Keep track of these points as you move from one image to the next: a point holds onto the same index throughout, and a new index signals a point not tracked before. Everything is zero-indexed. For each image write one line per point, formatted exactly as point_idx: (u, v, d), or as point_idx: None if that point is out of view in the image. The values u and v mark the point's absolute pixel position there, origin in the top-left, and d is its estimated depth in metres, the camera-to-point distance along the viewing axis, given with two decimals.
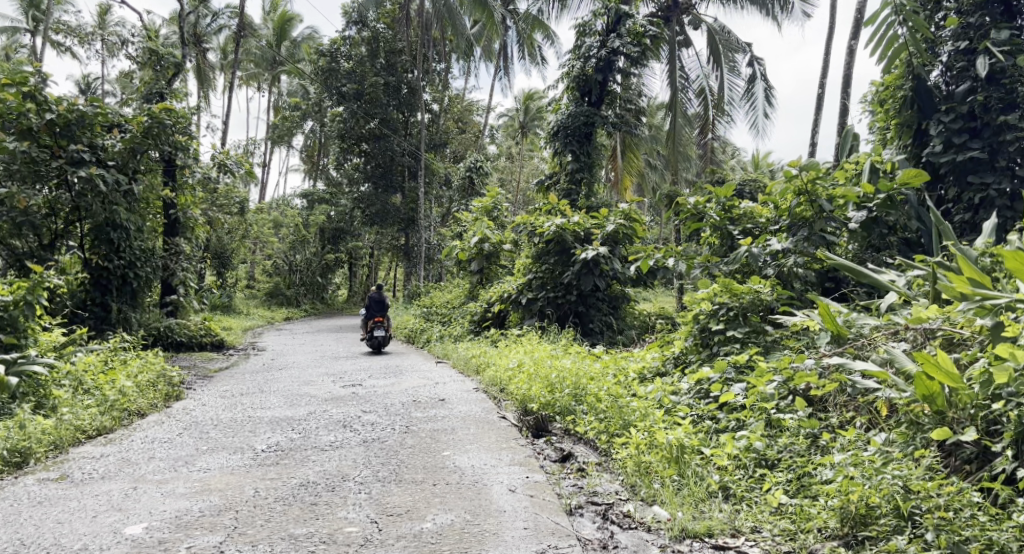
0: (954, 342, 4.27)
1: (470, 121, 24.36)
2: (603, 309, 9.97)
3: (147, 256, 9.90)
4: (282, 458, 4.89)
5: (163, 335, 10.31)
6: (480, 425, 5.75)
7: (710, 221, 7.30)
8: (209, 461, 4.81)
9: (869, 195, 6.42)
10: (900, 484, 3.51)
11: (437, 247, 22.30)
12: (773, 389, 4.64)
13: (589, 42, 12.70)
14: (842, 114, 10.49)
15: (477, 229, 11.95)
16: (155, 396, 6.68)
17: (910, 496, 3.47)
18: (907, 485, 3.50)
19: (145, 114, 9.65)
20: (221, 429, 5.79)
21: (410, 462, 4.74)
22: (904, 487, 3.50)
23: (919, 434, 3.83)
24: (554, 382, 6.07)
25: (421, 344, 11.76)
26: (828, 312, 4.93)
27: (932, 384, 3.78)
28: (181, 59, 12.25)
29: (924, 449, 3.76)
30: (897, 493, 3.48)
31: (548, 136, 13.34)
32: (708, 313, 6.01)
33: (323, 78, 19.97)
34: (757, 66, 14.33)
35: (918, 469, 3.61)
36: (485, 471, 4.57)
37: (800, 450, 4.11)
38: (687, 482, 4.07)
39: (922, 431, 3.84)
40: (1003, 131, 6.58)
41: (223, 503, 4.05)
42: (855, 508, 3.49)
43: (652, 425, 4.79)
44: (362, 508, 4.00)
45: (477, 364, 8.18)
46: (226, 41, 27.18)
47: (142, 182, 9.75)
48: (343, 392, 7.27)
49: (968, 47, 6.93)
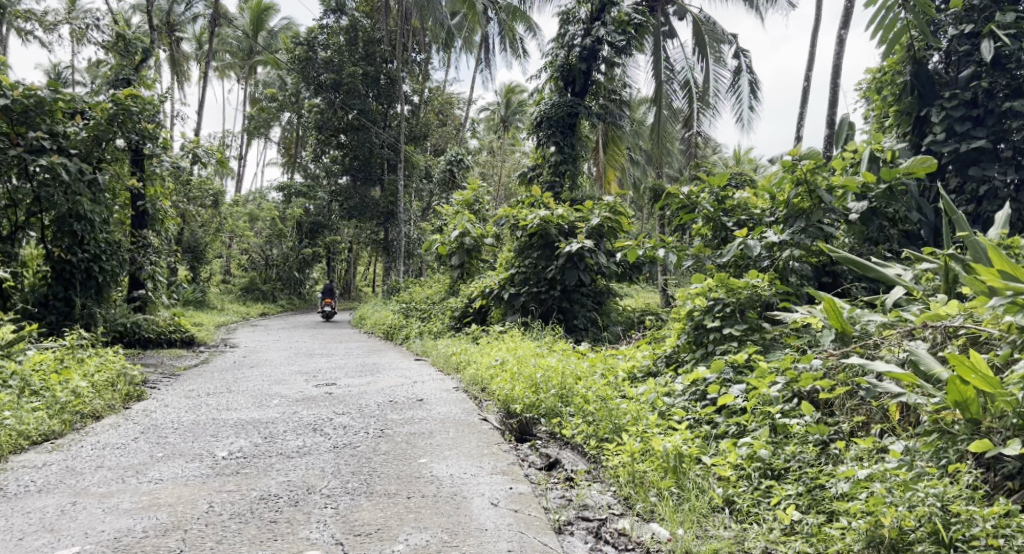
0: (977, 340, 3.95)
1: (451, 114, 23.89)
2: (587, 305, 9.57)
3: (113, 249, 9.45)
4: (243, 466, 4.47)
5: (130, 332, 9.71)
6: (460, 428, 5.38)
7: (703, 212, 6.93)
8: (161, 470, 4.38)
9: (869, 185, 6.11)
10: (937, 504, 3.19)
11: (416, 242, 21.92)
12: (776, 391, 4.31)
13: (573, 30, 12.35)
14: (831, 105, 10.22)
15: (456, 222, 11.44)
16: (113, 397, 6.21)
17: (948, 518, 3.16)
18: (945, 506, 3.18)
19: (110, 101, 9.15)
20: (180, 433, 5.36)
21: (383, 471, 4.35)
22: (941, 509, 3.18)
23: (952, 447, 3.50)
24: (539, 382, 5.71)
25: (400, 340, 11.38)
26: (835, 307, 4.62)
27: (967, 389, 3.46)
28: (149, 45, 11.76)
29: (957, 463, 3.45)
30: (934, 516, 3.16)
31: (531, 126, 12.97)
32: (703, 310, 5.60)
33: (300, 68, 19.38)
34: (742, 58, 14.00)
35: (953, 487, 3.28)
36: (465, 481, 4.19)
37: (810, 459, 3.79)
38: (687, 495, 3.73)
39: (955, 443, 3.51)
40: (1007, 119, 6.33)
41: (172, 521, 3.64)
42: (884, 531, 3.17)
43: (645, 429, 4.45)
44: (326, 527, 3.61)
45: (457, 362, 7.80)
46: (200, 29, 26.48)
47: (107, 172, 9.27)
48: (317, 392, 6.85)
49: (971, 31, 6.64)
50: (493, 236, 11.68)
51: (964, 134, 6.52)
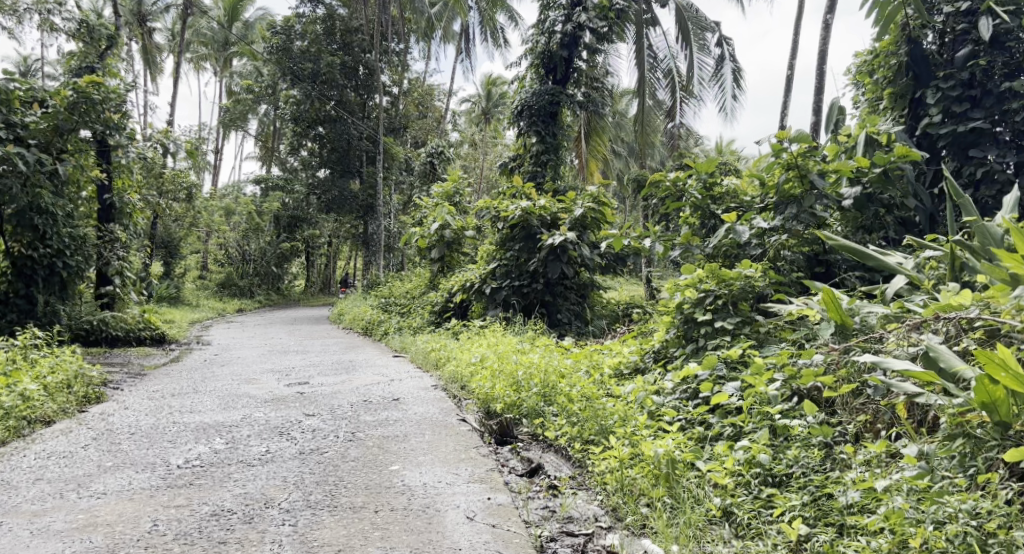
0: (995, 333, 3.70)
1: (431, 105, 23.53)
2: (570, 299, 9.30)
3: (78, 245, 9.00)
4: (197, 476, 4.09)
5: (96, 330, 9.22)
6: (437, 430, 5.04)
7: (692, 200, 6.60)
8: (107, 482, 4.00)
9: (864, 169, 5.78)
10: (966, 525, 2.94)
11: (396, 236, 21.53)
12: (774, 389, 4.00)
13: (553, 16, 12.01)
14: (817, 91, 9.96)
15: (436, 214, 11.02)
16: (67, 401, 5.82)
17: (984, 538, 2.92)
18: (979, 525, 2.94)
19: (70, 89, 8.75)
20: (135, 439, 4.98)
21: (351, 481, 4.00)
22: (976, 528, 2.94)
23: (981, 455, 3.23)
24: (521, 380, 5.37)
25: (378, 336, 11.03)
26: (833, 299, 4.30)
27: (996, 389, 3.20)
28: (113, 32, 11.28)
29: (988, 473, 3.18)
30: (968, 536, 2.93)
31: (513, 115, 12.61)
32: (693, 302, 5.27)
33: (276, 58, 18.83)
34: (725, 46, 13.66)
35: (988, 502, 3.02)
36: (439, 491, 3.85)
37: (815, 465, 3.51)
38: (680, 507, 3.44)
39: (985, 450, 3.24)
40: (1006, 99, 6.06)
41: (108, 545, 3.29)
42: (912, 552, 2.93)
43: (634, 431, 4.14)
44: (282, 549, 3.27)
45: (436, 359, 7.45)
46: (173, 20, 25.84)
47: (69, 163, 8.81)
48: (287, 392, 6.46)
49: (968, 8, 6.38)
50: (474, 228, 11.30)
51: (961, 116, 6.25)
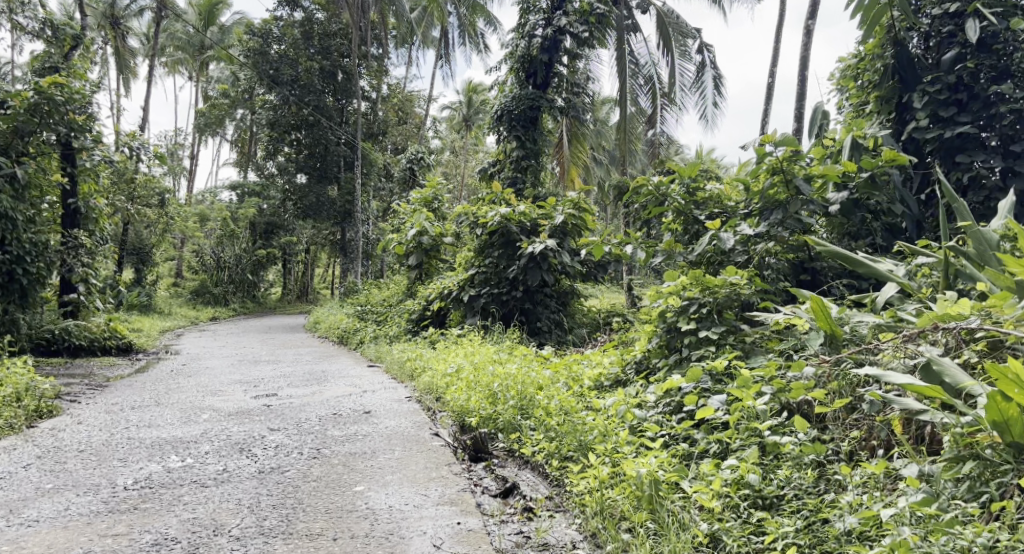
0: (999, 345, 3.50)
1: (411, 111, 23.22)
2: (550, 307, 9.02)
3: (40, 250, 8.56)
4: (143, 498, 3.80)
5: (58, 340, 8.85)
6: (408, 446, 4.76)
7: (674, 205, 6.35)
8: (42, 507, 3.71)
9: (851, 173, 5.60)
10: None
11: (374, 243, 21.21)
12: (763, 404, 3.78)
13: (533, 19, 11.78)
14: (800, 97, 9.82)
15: (414, 220, 10.72)
16: (15, 415, 5.48)
17: None
18: None
19: (31, 90, 8.37)
20: (82, 456, 4.66)
21: (311, 502, 3.74)
22: None
23: (993, 481, 3.03)
24: (497, 392, 5.08)
25: (353, 345, 10.71)
26: (822, 308, 4.09)
27: (1010, 407, 3.00)
28: (79, 31, 10.85)
29: (1001, 500, 2.98)
30: None
31: (491, 120, 12.35)
32: (676, 311, 5.02)
33: (252, 62, 18.43)
34: (706, 53, 13.52)
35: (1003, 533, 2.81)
36: (406, 515, 3.60)
37: (807, 487, 3.30)
38: (663, 532, 3.21)
39: (998, 475, 3.04)
40: (993, 103, 5.90)
41: None
42: None
43: (614, 448, 3.89)
44: None
45: (411, 369, 7.16)
46: (148, 24, 25.34)
47: (30, 165, 8.41)
48: (253, 405, 6.13)
49: (955, 11, 6.24)
50: (453, 234, 11.00)
51: (947, 120, 6.09)
